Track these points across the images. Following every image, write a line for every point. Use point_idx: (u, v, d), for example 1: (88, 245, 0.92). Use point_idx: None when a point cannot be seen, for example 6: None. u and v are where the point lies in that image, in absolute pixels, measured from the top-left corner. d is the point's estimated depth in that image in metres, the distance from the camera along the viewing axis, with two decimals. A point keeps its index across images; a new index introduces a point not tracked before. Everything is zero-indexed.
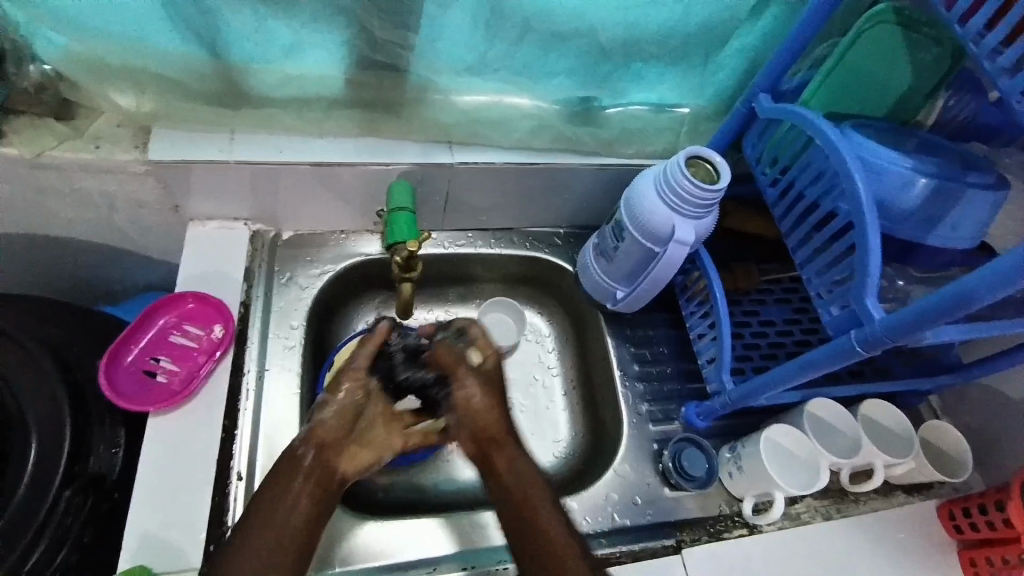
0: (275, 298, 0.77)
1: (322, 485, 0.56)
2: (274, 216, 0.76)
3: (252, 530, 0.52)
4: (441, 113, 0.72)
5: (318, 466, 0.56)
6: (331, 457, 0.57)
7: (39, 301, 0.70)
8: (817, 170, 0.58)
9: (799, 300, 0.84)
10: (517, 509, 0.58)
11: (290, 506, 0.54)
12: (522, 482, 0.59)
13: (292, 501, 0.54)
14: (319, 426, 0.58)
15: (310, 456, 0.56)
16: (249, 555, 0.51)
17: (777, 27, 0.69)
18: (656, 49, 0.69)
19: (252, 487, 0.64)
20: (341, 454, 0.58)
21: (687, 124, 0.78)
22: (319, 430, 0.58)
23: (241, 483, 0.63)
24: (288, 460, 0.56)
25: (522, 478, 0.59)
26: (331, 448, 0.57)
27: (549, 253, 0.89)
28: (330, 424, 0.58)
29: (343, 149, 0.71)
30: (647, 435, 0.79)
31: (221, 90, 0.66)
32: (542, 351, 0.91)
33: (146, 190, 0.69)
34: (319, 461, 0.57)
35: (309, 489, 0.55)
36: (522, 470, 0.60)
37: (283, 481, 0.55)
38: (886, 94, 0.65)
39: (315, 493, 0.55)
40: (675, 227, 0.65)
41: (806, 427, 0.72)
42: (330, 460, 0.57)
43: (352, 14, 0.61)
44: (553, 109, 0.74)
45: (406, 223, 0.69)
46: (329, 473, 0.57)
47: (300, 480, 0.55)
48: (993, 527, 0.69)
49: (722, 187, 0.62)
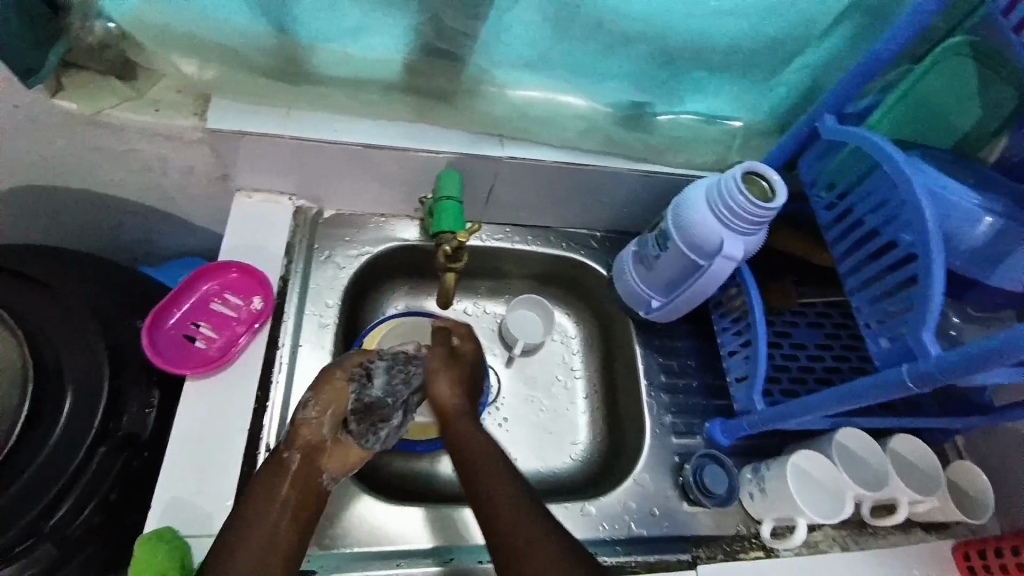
0: (313, 275, 0.77)
1: (310, 492, 0.57)
2: (319, 194, 0.77)
3: (241, 533, 0.53)
4: (493, 105, 0.71)
5: (302, 474, 0.57)
6: (308, 467, 0.58)
7: (82, 258, 0.71)
8: (881, 198, 0.56)
9: (832, 325, 0.83)
10: (467, 472, 0.60)
11: (277, 512, 0.55)
12: (468, 445, 0.61)
13: (280, 505, 0.55)
14: (300, 431, 0.58)
15: (295, 460, 0.58)
16: (252, 543, 0.52)
17: (847, 47, 0.67)
18: (723, 60, 0.67)
19: None
20: (325, 456, 0.59)
21: (740, 138, 0.76)
22: (302, 433, 0.59)
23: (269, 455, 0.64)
24: (278, 462, 0.57)
25: (473, 440, 0.62)
26: (314, 452, 0.58)
27: (586, 255, 0.89)
28: (311, 429, 0.59)
29: (393, 134, 0.71)
30: (669, 447, 0.78)
31: (282, 66, 0.65)
32: (567, 352, 0.92)
33: (199, 157, 0.70)
34: (305, 460, 0.58)
35: (296, 494, 0.56)
36: (471, 436, 0.62)
37: (268, 488, 0.56)
38: (944, 127, 0.63)
39: (301, 497, 0.56)
40: (722, 242, 0.63)
41: (834, 456, 0.71)
42: (313, 459, 0.58)
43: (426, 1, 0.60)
44: (605, 112, 0.73)
45: (453, 213, 0.69)
46: (314, 476, 0.58)
47: (286, 485, 0.56)
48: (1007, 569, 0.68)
49: (777, 206, 0.60)
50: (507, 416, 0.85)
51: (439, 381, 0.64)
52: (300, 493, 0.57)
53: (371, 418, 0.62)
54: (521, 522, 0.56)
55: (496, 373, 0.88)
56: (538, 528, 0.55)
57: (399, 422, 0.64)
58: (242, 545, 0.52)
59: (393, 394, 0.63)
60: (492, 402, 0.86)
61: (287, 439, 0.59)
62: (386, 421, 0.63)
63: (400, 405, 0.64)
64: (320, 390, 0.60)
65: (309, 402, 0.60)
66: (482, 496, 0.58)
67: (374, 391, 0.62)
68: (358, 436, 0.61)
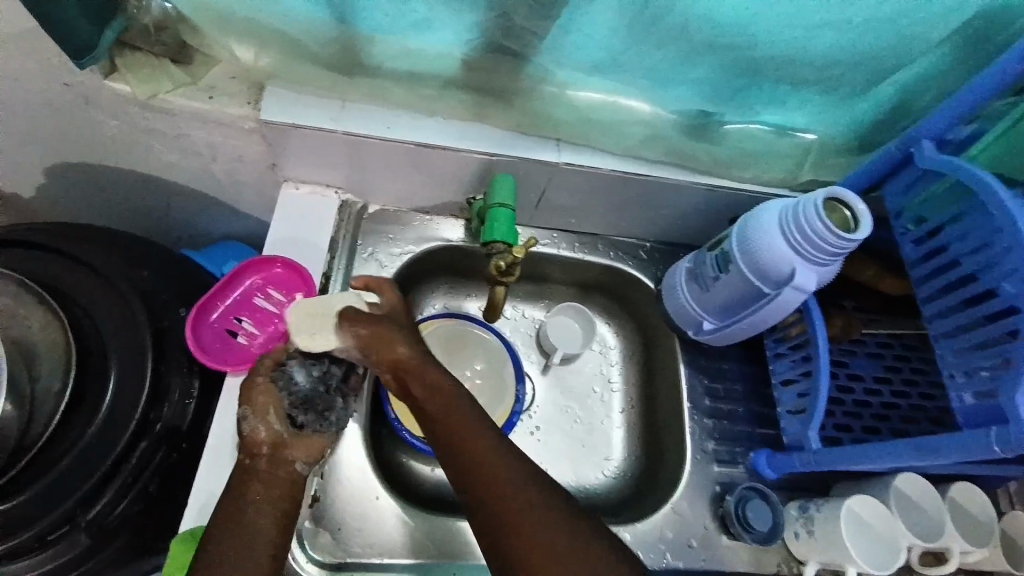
0: (355, 272, 0.75)
1: (285, 482, 0.57)
2: (366, 188, 0.75)
3: (218, 540, 0.52)
4: (554, 107, 0.67)
5: (271, 466, 0.57)
6: (278, 458, 0.58)
7: (130, 242, 0.71)
8: (981, 240, 0.52)
9: (893, 357, 0.81)
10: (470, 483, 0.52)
11: (254, 512, 0.54)
12: (452, 422, 0.55)
13: (255, 503, 0.55)
14: (253, 437, 0.57)
15: (262, 461, 0.57)
16: (236, 548, 0.52)
17: (950, 67, 0.61)
18: (809, 74, 0.62)
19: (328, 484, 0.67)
20: (288, 448, 0.58)
21: (814, 152, 0.71)
22: (257, 437, 0.58)
23: (321, 478, 0.66)
24: (243, 469, 0.56)
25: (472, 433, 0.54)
26: (277, 448, 0.58)
27: (633, 266, 0.86)
28: (263, 431, 0.58)
29: (448, 133, 0.68)
30: (710, 475, 0.75)
31: (340, 57, 0.63)
32: (605, 363, 0.89)
33: (250, 146, 0.68)
34: (270, 459, 0.57)
35: (269, 491, 0.56)
36: (454, 408, 0.55)
37: (243, 488, 0.55)
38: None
39: (278, 493, 0.56)
40: (794, 270, 0.59)
41: (890, 501, 0.67)
42: (279, 456, 0.58)
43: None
44: (669, 119, 0.69)
45: (507, 221, 0.66)
46: (285, 470, 0.57)
47: (259, 481, 0.56)
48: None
49: (860, 236, 0.55)
50: (540, 424, 0.83)
51: (393, 342, 0.57)
52: (274, 490, 0.56)
53: (316, 405, 0.60)
54: (541, 515, 0.50)
55: (532, 381, 0.86)
56: (564, 530, 0.50)
57: (343, 405, 0.63)
58: (228, 548, 0.52)
59: (320, 383, 0.61)
60: (527, 410, 0.84)
61: (244, 448, 0.58)
62: (332, 408, 0.61)
63: (335, 390, 0.62)
64: (253, 397, 0.59)
65: (246, 413, 0.58)
66: (484, 487, 0.52)
67: (300, 384, 0.60)
68: (312, 425, 0.60)
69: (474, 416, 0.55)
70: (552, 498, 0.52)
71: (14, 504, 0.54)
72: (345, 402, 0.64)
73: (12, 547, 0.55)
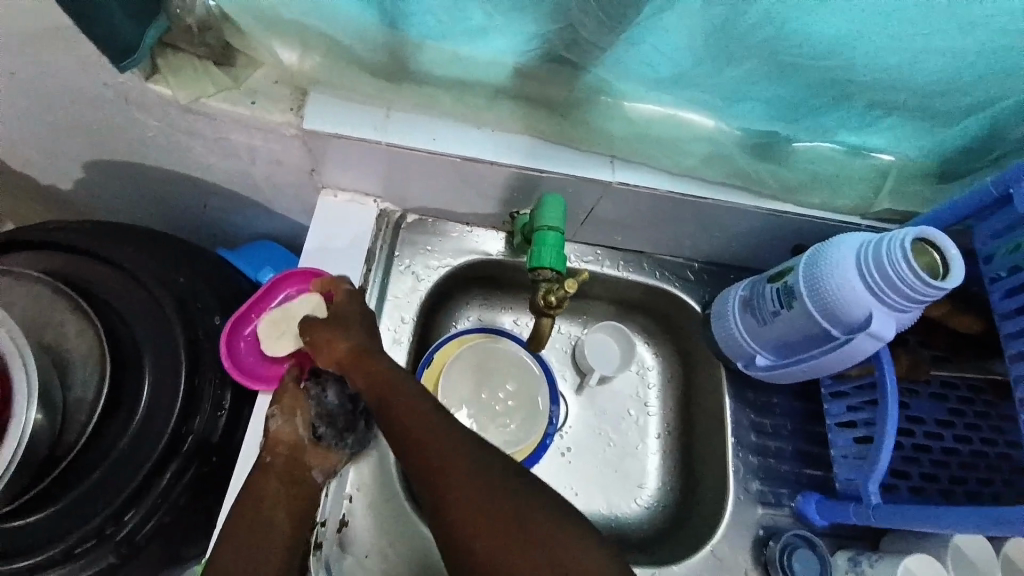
0: (389, 285, 0.73)
1: (296, 483, 0.58)
2: (406, 197, 0.72)
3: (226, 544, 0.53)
4: (610, 122, 0.63)
5: (287, 466, 0.59)
6: (294, 458, 0.59)
7: (166, 244, 0.69)
8: None
9: (956, 398, 0.75)
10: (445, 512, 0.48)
11: (268, 513, 0.56)
12: (416, 425, 0.52)
13: (269, 506, 0.56)
14: (277, 435, 0.59)
15: (279, 461, 0.59)
16: (246, 552, 0.53)
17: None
18: (898, 97, 0.56)
19: (356, 508, 0.66)
20: (306, 454, 0.60)
21: (892, 177, 0.65)
22: (279, 438, 0.60)
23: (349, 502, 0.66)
24: (262, 466, 0.58)
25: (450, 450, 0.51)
26: (295, 451, 0.60)
27: (679, 288, 0.81)
28: (286, 430, 0.60)
29: (496, 145, 0.65)
30: (753, 517, 0.71)
31: (388, 63, 0.59)
32: (642, 385, 0.85)
33: (290, 151, 0.66)
34: (288, 459, 0.59)
35: (284, 493, 0.57)
36: (414, 412, 0.53)
37: (255, 491, 0.56)
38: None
39: (291, 494, 0.58)
40: (870, 315, 0.54)
41: (946, 560, 0.62)
42: (297, 460, 0.59)
43: (562, 10, 0.52)
44: (735, 137, 0.64)
45: (554, 245, 0.62)
46: (300, 474, 0.59)
47: (272, 481, 0.57)
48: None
49: (950, 285, 0.50)
50: (571, 445, 0.80)
51: (335, 341, 0.60)
52: (286, 491, 0.58)
53: (338, 422, 0.64)
54: (526, 521, 0.47)
55: (566, 401, 0.82)
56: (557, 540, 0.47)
57: (364, 430, 0.66)
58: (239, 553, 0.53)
59: (350, 403, 0.65)
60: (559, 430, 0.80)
61: (266, 446, 0.60)
62: (353, 429, 0.65)
63: (360, 413, 0.65)
64: (282, 396, 0.62)
65: (274, 412, 0.61)
66: (446, 491, 0.49)
67: (330, 399, 0.63)
68: (330, 439, 0.62)
69: (437, 416, 0.53)
70: (543, 509, 0.49)
71: (48, 514, 0.54)
72: (366, 427, 0.66)
73: (43, 558, 0.55)
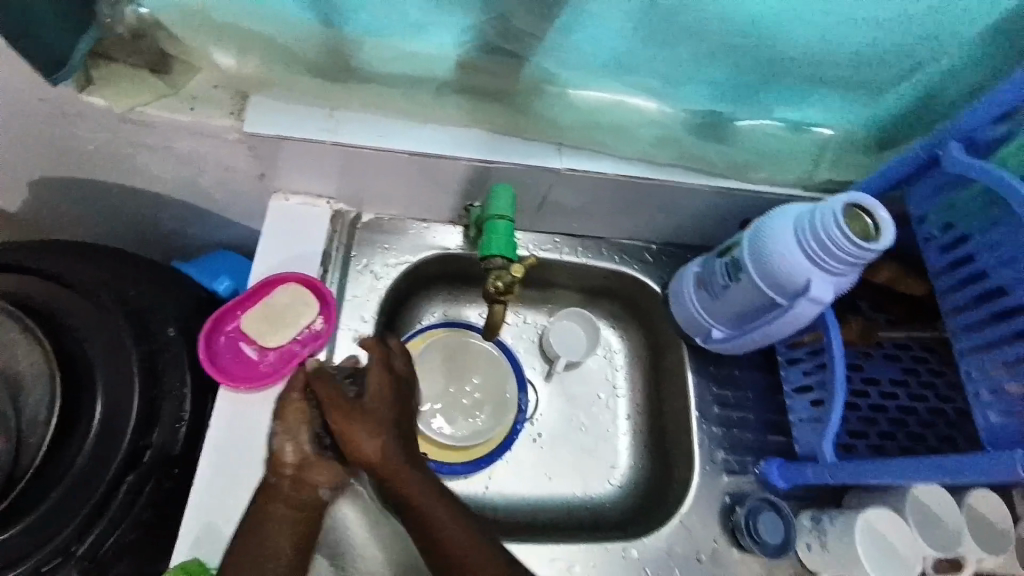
0: (349, 285, 0.73)
1: (301, 507, 0.54)
2: (361, 197, 0.72)
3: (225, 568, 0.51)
4: (555, 110, 0.64)
5: (292, 487, 0.54)
6: (301, 477, 0.55)
7: (116, 258, 0.68)
8: (1013, 254, 0.49)
9: (910, 358, 0.78)
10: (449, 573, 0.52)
11: (273, 533, 0.53)
12: (389, 464, 0.56)
13: (274, 528, 0.53)
14: (280, 456, 0.55)
15: (284, 483, 0.55)
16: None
17: (987, 58, 0.58)
18: (825, 68, 0.59)
19: None
20: (311, 471, 0.55)
21: (832, 149, 0.67)
22: (283, 456, 0.55)
23: None
24: (268, 488, 0.54)
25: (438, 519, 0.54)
26: (301, 469, 0.55)
27: (639, 269, 0.83)
28: (291, 450, 0.55)
29: (443, 139, 0.65)
30: (719, 487, 0.73)
31: (329, 61, 0.60)
32: (611, 368, 0.86)
33: (236, 156, 0.65)
34: (293, 480, 0.55)
35: (288, 515, 0.54)
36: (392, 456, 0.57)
37: (259, 513, 0.53)
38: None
39: (297, 517, 0.54)
40: (810, 281, 0.56)
41: (908, 513, 0.64)
42: (302, 479, 0.55)
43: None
44: (680, 117, 0.65)
45: (506, 234, 0.63)
46: (306, 493, 0.55)
47: (278, 505, 0.54)
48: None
49: (882, 246, 0.52)
50: (543, 431, 0.81)
51: (357, 432, 0.56)
52: (291, 512, 0.54)
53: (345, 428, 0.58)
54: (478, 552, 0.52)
55: (535, 388, 0.83)
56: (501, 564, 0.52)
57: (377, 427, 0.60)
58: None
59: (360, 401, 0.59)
60: (531, 418, 0.81)
61: (270, 467, 0.55)
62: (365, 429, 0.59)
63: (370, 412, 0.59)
64: (284, 413, 0.56)
65: (277, 430, 0.56)
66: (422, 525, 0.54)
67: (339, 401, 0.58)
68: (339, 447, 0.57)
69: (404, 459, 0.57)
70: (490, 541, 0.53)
71: (18, 531, 0.53)
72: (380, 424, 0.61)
73: None
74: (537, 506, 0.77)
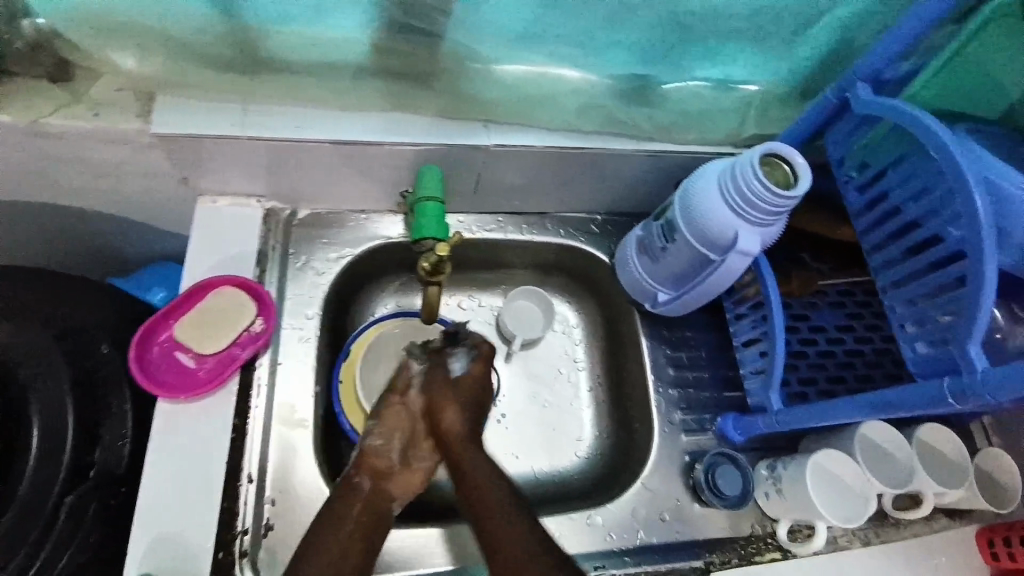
0: (290, 285, 0.71)
1: (375, 512, 0.57)
2: (293, 194, 0.71)
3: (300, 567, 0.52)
4: (479, 87, 0.64)
5: (373, 492, 0.58)
6: (380, 484, 0.59)
7: (38, 276, 0.65)
8: (924, 185, 0.50)
9: (854, 304, 0.80)
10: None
11: (346, 532, 0.55)
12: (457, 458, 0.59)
13: (348, 528, 0.55)
14: (369, 457, 0.60)
15: (364, 485, 0.58)
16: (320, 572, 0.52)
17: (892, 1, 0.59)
18: (736, 23, 0.60)
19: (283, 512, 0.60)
20: (391, 482, 0.59)
21: (757, 105, 0.68)
22: (370, 460, 0.60)
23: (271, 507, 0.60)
24: (348, 488, 0.58)
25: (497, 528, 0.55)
26: (385, 476, 0.59)
27: (586, 241, 0.83)
28: (381, 455, 0.60)
29: (369, 125, 0.64)
30: (679, 447, 0.74)
31: (239, 55, 0.59)
32: (569, 342, 0.86)
33: (153, 162, 0.63)
34: (374, 489, 0.58)
35: (359, 517, 0.56)
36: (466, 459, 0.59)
37: (337, 511, 0.56)
38: (976, 96, 0.54)
39: (361, 520, 0.56)
40: (737, 235, 0.57)
41: (857, 453, 0.66)
42: (382, 490, 0.59)
43: None
44: (605, 85, 0.66)
45: (433, 215, 0.63)
46: (382, 501, 0.58)
47: (356, 508, 0.56)
48: (1016, 558, 0.67)
49: (799, 193, 0.53)
50: (506, 411, 0.81)
51: (442, 414, 0.60)
52: (365, 516, 0.56)
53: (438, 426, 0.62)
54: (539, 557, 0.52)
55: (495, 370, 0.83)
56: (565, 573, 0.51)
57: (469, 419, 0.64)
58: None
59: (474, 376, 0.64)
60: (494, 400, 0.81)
61: (354, 465, 0.59)
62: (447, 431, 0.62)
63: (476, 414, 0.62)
64: (384, 414, 0.61)
65: (374, 430, 0.61)
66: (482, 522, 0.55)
67: (456, 369, 0.63)
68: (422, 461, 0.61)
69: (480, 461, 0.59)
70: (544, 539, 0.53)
71: None
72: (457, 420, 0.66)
73: None
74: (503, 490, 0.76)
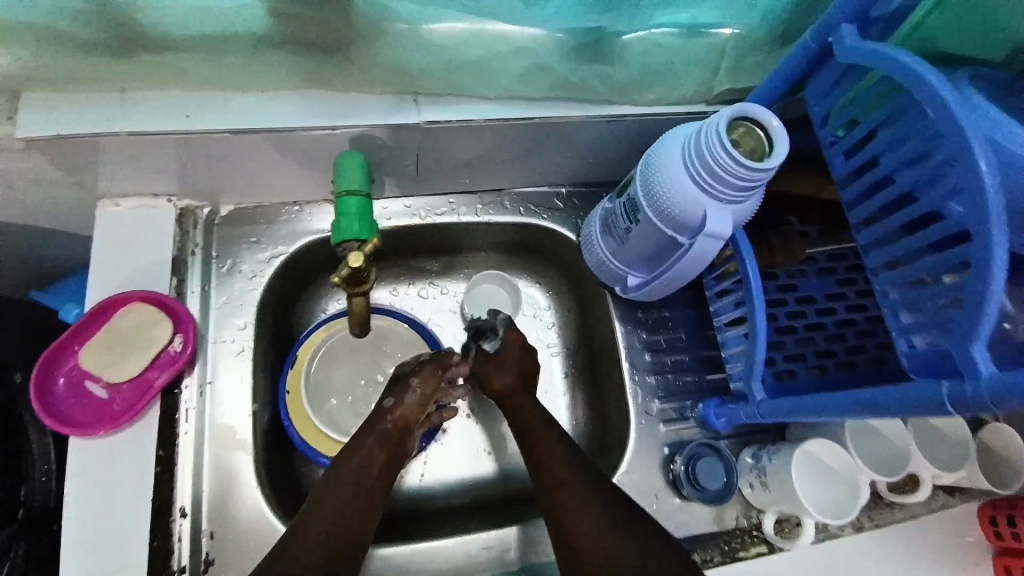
0: (216, 290, 0.64)
1: (388, 471, 0.56)
2: (209, 190, 0.63)
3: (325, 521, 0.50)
4: (404, 54, 0.54)
5: (393, 447, 0.57)
6: (401, 444, 0.58)
7: None
8: (919, 150, 0.42)
9: (846, 269, 0.72)
10: (565, 515, 0.53)
11: (368, 488, 0.53)
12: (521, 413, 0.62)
13: (369, 485, 0.54)
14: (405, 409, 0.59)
15: (392, 437, 0.57)
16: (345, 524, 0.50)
17: None
18: None
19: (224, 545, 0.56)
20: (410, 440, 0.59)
21: (730, 52, 0.58)
22: (402, 413, 0.59)
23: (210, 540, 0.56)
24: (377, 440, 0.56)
25: (559, 472, 0.56)
26: (406, 432, 0.59)
27: (549, 218, 0.75)
28: (413, 410, 0.59)
29: (289, 108, 0.56)
30: (657, 438, 0.69)
31: (113, 35, 0.49)
32: (541, 327, 0.80)
33: (37, 168, 0.55)
34: (399, 440, 0.58)
35: (378, 474, 0.55)
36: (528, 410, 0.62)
37: (360, 465, 0.54)
38: (990, 33, 0.44)
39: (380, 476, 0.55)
40: (705, 214, 0.49)
41: (847, 440, 0.62)
42: (401, 446, 0.58)
43: None
44: (556, 40, 0.55)
45: (356, 211, 0.56)
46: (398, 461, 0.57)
47: (378, 464, 0.55)
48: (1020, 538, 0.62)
49: (774, 165, 0.45)
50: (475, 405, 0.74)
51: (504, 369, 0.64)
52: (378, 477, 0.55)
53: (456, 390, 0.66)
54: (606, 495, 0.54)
55: None
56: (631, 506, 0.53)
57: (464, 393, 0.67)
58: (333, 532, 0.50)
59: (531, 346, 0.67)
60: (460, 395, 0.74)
61: (383, 416, 0.58)
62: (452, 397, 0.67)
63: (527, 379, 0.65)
64: (427, 370, 0.61)
65: (415, 385, 0.60)
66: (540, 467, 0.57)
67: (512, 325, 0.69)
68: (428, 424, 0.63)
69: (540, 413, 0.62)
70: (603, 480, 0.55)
71: None
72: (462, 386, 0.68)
73: None
74: (474, 491, 0.71)
